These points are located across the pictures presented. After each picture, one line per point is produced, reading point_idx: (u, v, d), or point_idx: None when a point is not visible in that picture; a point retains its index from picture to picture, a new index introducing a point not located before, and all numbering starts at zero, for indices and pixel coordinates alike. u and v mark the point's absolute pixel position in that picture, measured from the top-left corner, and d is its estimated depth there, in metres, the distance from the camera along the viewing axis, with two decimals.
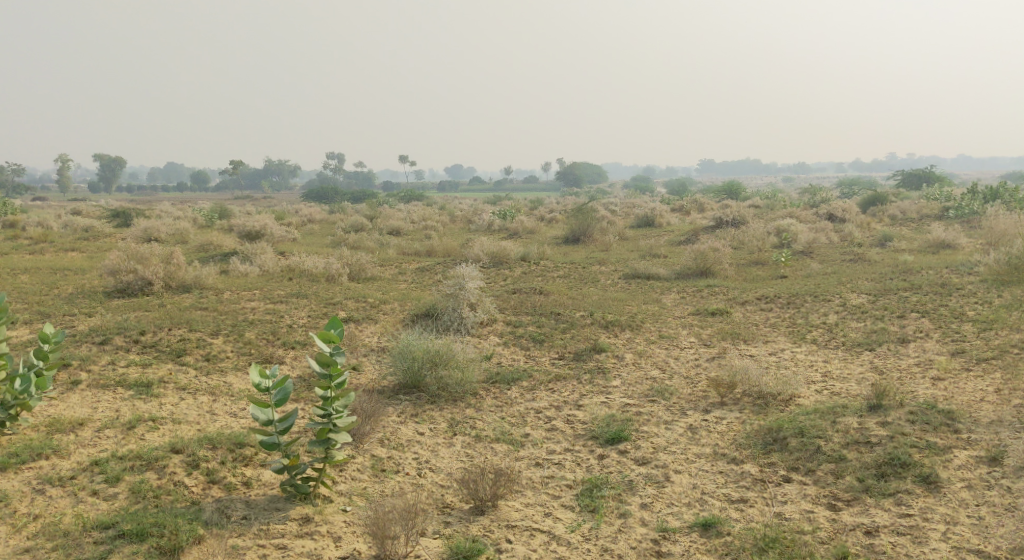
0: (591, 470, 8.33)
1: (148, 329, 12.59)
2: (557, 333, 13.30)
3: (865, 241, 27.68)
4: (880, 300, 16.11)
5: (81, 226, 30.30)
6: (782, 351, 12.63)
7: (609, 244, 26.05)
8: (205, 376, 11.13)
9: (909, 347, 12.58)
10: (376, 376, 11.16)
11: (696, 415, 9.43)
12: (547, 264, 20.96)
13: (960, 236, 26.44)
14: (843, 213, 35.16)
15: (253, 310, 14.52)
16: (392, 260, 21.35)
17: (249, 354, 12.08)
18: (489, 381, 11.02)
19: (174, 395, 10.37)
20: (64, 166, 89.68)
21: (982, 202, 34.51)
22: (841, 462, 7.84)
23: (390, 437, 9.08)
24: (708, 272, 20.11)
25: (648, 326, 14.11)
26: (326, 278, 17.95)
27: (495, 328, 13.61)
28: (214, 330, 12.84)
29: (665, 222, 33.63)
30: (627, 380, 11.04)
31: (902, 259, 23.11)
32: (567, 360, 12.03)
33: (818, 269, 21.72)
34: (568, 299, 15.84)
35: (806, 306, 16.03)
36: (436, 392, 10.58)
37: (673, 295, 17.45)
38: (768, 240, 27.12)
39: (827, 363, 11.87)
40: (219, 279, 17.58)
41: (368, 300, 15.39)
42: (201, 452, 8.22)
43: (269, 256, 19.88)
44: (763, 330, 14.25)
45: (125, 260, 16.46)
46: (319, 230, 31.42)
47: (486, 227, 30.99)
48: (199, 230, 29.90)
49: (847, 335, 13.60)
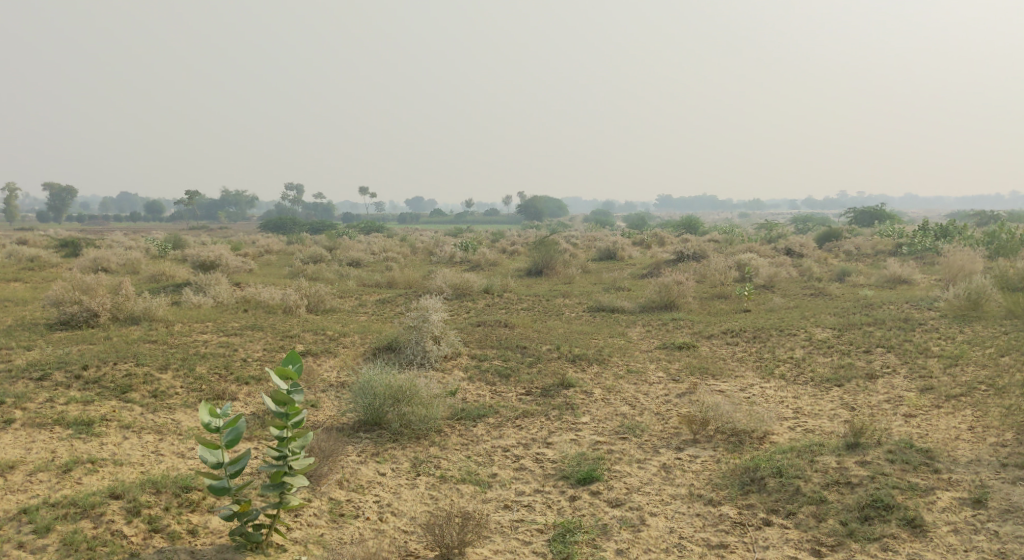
0: (562, 513, 7.94)
1: (92, 364, 11.98)
2: (523, 367, 12.93)
3: (824, 276, 27.85)
4: (845, 335, 16.02)
5: (26, 256, 29.28)
6: (752, 387, 12.40)
7: (571, 276, 25.86)
8: (151, 415, 10.56)
9: (879, 383, 12.43)
10: (335, 412, 10.68)
11: (668, 453, 9.10)
12: (510, 296, 20.65)
13: (916, 272, 26.73)
14: (800, 248, 35.46)
15: (206, 343, 13.94)
16: (351, 292, 20.87)
17: (200, 390, 11.53)
18: (453, 417, 10.60)
19: (117, 434, 9.79)
20: (13, 195, 87.35)
21: (934, 239, 35.07)
22: (822, 504, 7.55)
23: (350, 478, 8.60)
24: (672, 305, 19.94)
25: (616, 361, 13.82)
26: (283, 310, 17.40)
27: (459, 362, 13.20)
28: (162, 364, 12.27)
29: (627, 255, 33.58)
30: (596, 416, 10.69)
31: (861, 294, 23.21)
32: (533, 395, 11.65)
33: (781, 303, 21.69)
34: (533, 332, 15.50)
35: (772, 341, 15.87)
36: (398, 430, 10.13)
37: (638, 328, 17.21)
38: (730, 274, 27.17)
39: (799, 399, 11.65)
40: (170, 310, 16.94)
41: (327, 333, 14.89)
42: (143, 496, 7.66)
43: (224, 287, 19.27)
44: (730, 364, 14.04)
45: (70, 291, 15.78)
46: (276, 261, 30.79)
47: (448, 259, 30.62)
48: (152, 260, 29.13)
49: (816, 370, 13.43)
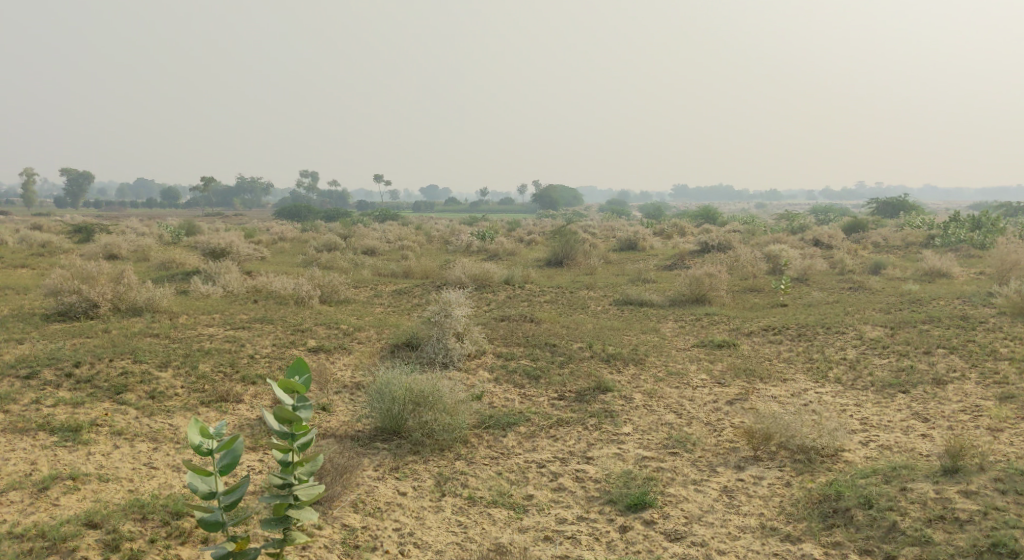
0: (613, 550, 6.90)
1: (85, 360, 10.96)
2: (553, 368, 11.80)
3: (857, 269, 26.55)
4: (899, 334, 14.78)
5: (36, 242, 28.43)
6: (807, 393, 11.24)
7: (593, 267, 24.71)
8: (147, 419, 9.54)
9: (948, 390, 11.21)
10: (350, 419, 9.64)
11: (728, 473, 8.00)
12: (533, 288, 19.48)
13: (956, 265, 25.36)
14: (829, 240, 34.14)
15: (210, 337, 12.90)
16: (367, 281, 19.83)
17: (202, 391, 10.49)
18: (480, 425, 9.52)
19: (107, 442, 8.77)
20: (29, 180, 86.92)
21: (969, 230, 33.54)
22: (926, 546, 6.46)
23: (366, 499, 7.57)
24: (704, 299, 18.75)
25: (654, 361, 12.66)
26: (295, 301, 16.34)
27: (484, 361, 12.11)
28: (162, 360, 11.24)
29: (649, 245, 32.36)
30: (639, 426, 9.57)
31: (904, 288, 21.91)
32: (568, 400, 10.53)
33: (820, 297, 20.42)
34: (561, 328, 14.36)
35: (819, 340, 14.65)
36: (420, 440, 9.07)
37: (672, 324, 16.03)
38: (759, 266, 25.90)
39: (863, 408, 10.47)
40: (176, 300, 15.94)
41: (340, 327, 13.80)
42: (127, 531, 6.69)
43: (234, 276, 18.25)
44: (778, 366, 12.87)
45: (68, 280, 14.80)
46: (290, 248, 29.84)
47: (465, 248, 29.52)
48: (162, 247, 28.16)
49: (875, 374, 12.24)
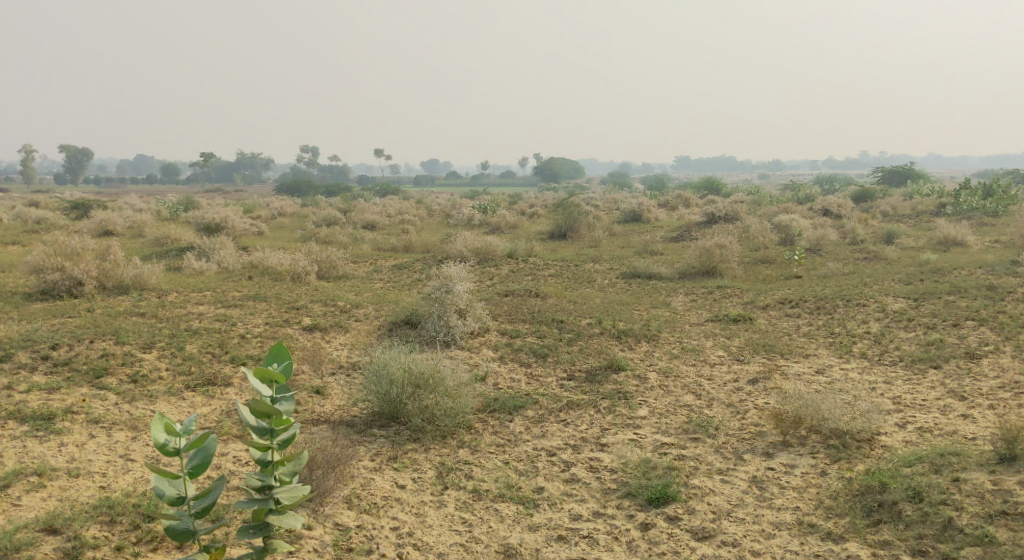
0: (635, 551, 6.36)
1: (63, 342, 10.27)
2: (561, 346, 11.12)
3: (869, 238, 25.76)
4: (923, 305, 14.05)
5: (29, 217, 27.73)
6: (832, 370, 10.56)
7: (597, 240, 23.97)
8: (127, 406, 8.88)
9: (983, 365, 10.50)
10: (345, 403, 9.00)
11: (756, 462, 7.36)
12: (538, 262, 18.75)
13: (971, 234, 24.56)
14: (838, 209, 33.28)
15: (200, 316, 12.21)
16: (366, 256, 19.13)
17: (189, 373, 9.82)
18: (485, 410, 8.87)
19: (82, 432, 8.11)
20: (28, 157, 86.10)
21: (982, 197, 32.60)
22: (989, 546, 5.93)
23: (362, 494, 6.95)
24: (714, 271, 18.00)
25: (668, 337, 11.94)
26: (290, 277, 15.63)
27: (488, 339, 11.42)
28: (147, 342, 10.55)
29: (654, 216, 31.58)
30: (656, 409, 8.91)
31: (921, 257, 21.13)
32: (578, 381, 9.85)
33: (835, 267, 19.67)
34: (568, 303, 13.68)
35: (839, 312, 13.94)
36: (421, 426, 8.42)
37: (683, 297, 15.33)
38: (769, 236, 25.10)
39: (894, 386, 9.78)
40: (167, 277, 15.26)
41: (337, 304, 13.11)
42: (99, 541, 6.12)
43: (228, 251, 17.54)
44: (798, 341, 12.18)
45: (51, 256, 14.08)
46: (289, 223, 29.10)
47: (466, 221, 28.79)
48: (158, 223, 27.44)
49: (902, 348, 11.54)
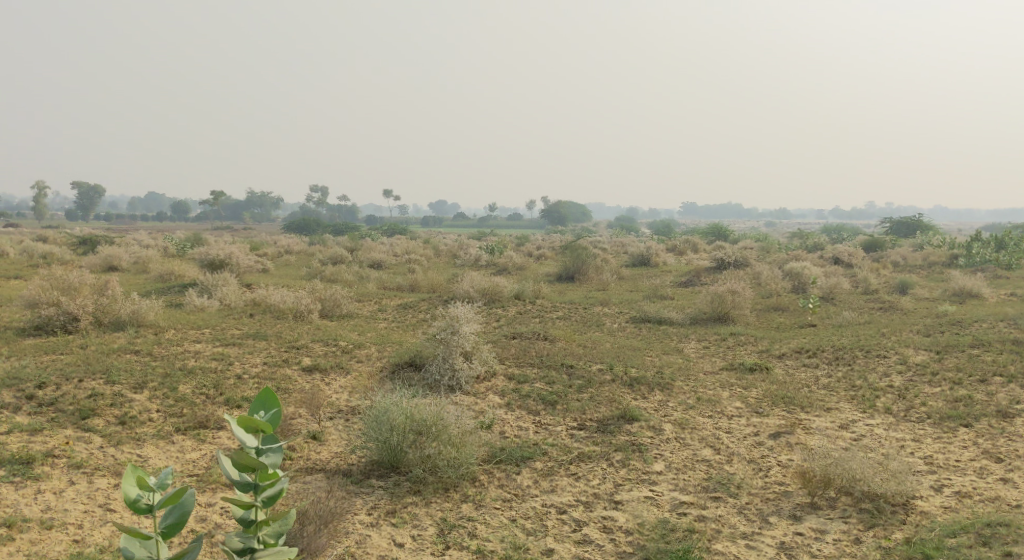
0: None
1: (51, 380, 9.79)
2: (571, 393, 10.59)
3: (881, 288, 25.28)
4: (947, 359, 13.50)
5: (35, 251, 27.51)
6: (857, 425, 10.02)
7: (606, 283, 23.54)
8: (112, 450, 8.39)
9: (1017, 426, 9.95)
10: (342, 450, 8.50)
11: (783, 525, 7.08)
12: (545, 304, 18.32)
13: (986, 287, 24.09)
14: (849, 257, 32.87)
15: (196, 354, 11.75)
16: (370, 295, 18.75)
17: (180, 415, 9.32)
18: (491, 460, 8.36)
19: (61, 478, 7.60)
20: (40, 194, 86.55)
21: (994, 249, 32.17)
22: None
23: (357, 552, 6.67)
24: (726, 318, 17.51)
25: (682, 386, 11.41)
26: (292, 315, 15.20)
27: (495, 384, 10.93)
28: (137, 382, 10.05)
29: (662, 261, 31.18)
30: (673, 463, 8.39)
31: (938, 308, 20.63)
32: (589, 431, 9.33)
33: (850, 316, 19.20)
34: (577, 347, 13.19)
35: (859, 364, 13.38)
36: (421, 478, 7.92)
37: (695, 344, 14.83)
38: (781, 283, 24.63)
39: (924, 445, 9.23)
40: (166, 312, 14.84)
41: (339, 344, 12.65)
42: None
43: (232, 288, 17.16)
44: (818, 393, 11.64)
45: (47, 290, 13.69)
46: (295, 261, 28.80)
47: (473, 262, 28.45)
48: (164, 258, 27.14)
49: (929, 404, 10.99)
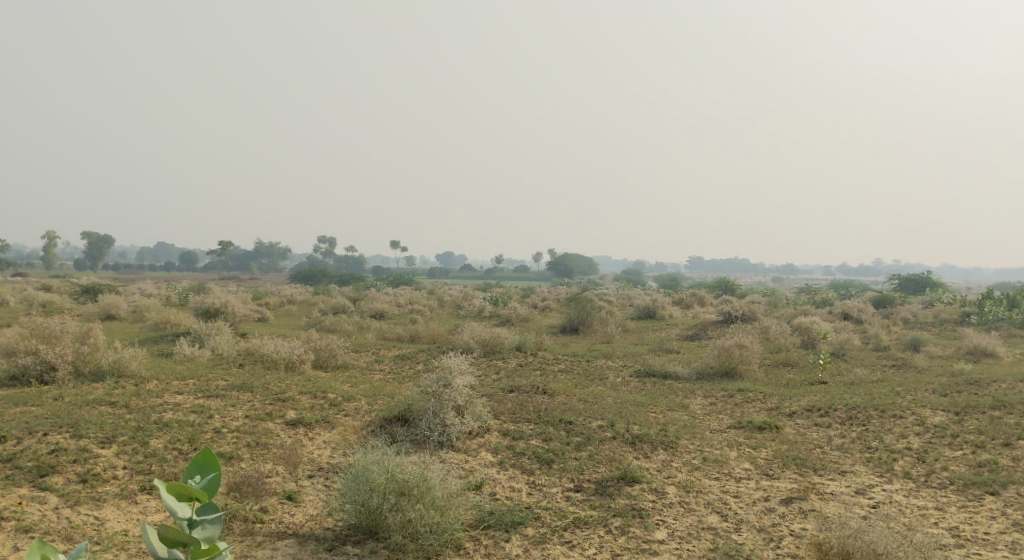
0: None
1: (12, 434, 9.19)
2: (568, 451, 9.92)
3: (893, 343, 24.57)
4: (967, 420, 12.78)
5: (31, 299, 27.03)
6: (875, 491, 9.33)
7: (611, 336, 22.92)
8: (69, 512, 7.82)
9: None
10: (318, 512, 7.85)
11: None
12: (547, 356, 17.68)
13: (1002, 345, 23.33)
14: (859, 313, 32.19)
15: (175, 406, 11.16)
16: (367, 345, 18.16)
17: (148, 473, 8.70)
18: (478, 525, 7.71)
19: (6, 543, 7.28)
20: (49, 244, 86.69)
21: (1006, 308, 31.48)
22: None
23: None
24: (734, 373, 16.83)
25: (688, 445, 10.71)
26: (283, 366, 14.58)
27: (488, 441, 10.28)
28: (107, 435, 9.43)
29: (668, 314, 30.55)
30: (676, 531, 7.80)
31: (953, 366, 19.92)
32: (586, 493, 8.67)
33: (861, 374, 18.51)
34: (578, 402, 12.53)
35: (874, 424, 12.66)
36: (401, 545, 7.32)
37: (701, 400, 14.15)
38: (790, 338, 23.90)
39: (947, 514, 8.56)
40: (151, 362, 14.26)
41: (326, 396, 12.02)
42: None
43: (223, 337, 16.58)
44: (831, 454, 10.94)
45: (26, 337, 13.15)
46: (295, 311, 28.28)
47: (476, 313, 27.89)
48: (162, 308, 26.62)
49: (950, 468, 10.28)
